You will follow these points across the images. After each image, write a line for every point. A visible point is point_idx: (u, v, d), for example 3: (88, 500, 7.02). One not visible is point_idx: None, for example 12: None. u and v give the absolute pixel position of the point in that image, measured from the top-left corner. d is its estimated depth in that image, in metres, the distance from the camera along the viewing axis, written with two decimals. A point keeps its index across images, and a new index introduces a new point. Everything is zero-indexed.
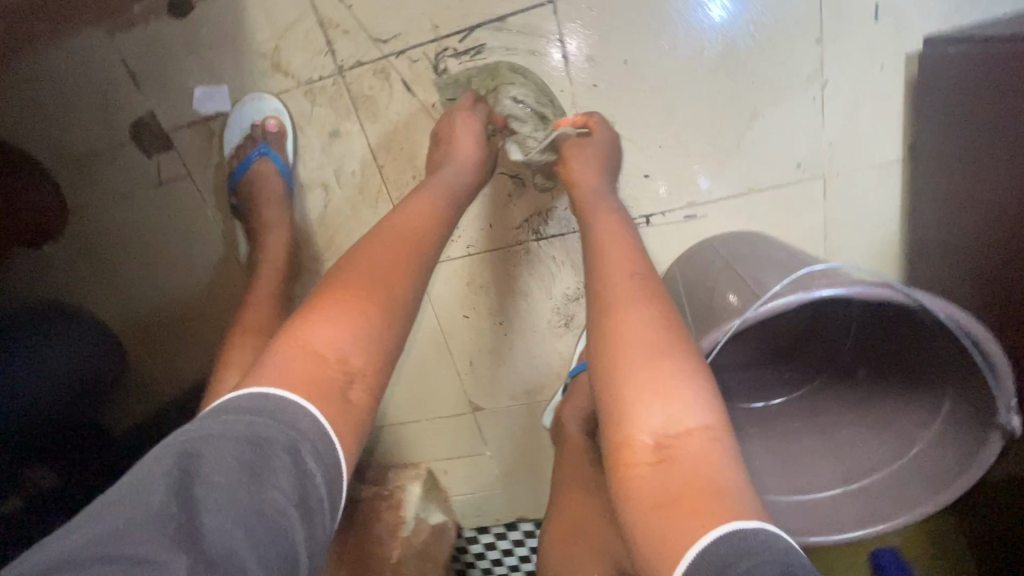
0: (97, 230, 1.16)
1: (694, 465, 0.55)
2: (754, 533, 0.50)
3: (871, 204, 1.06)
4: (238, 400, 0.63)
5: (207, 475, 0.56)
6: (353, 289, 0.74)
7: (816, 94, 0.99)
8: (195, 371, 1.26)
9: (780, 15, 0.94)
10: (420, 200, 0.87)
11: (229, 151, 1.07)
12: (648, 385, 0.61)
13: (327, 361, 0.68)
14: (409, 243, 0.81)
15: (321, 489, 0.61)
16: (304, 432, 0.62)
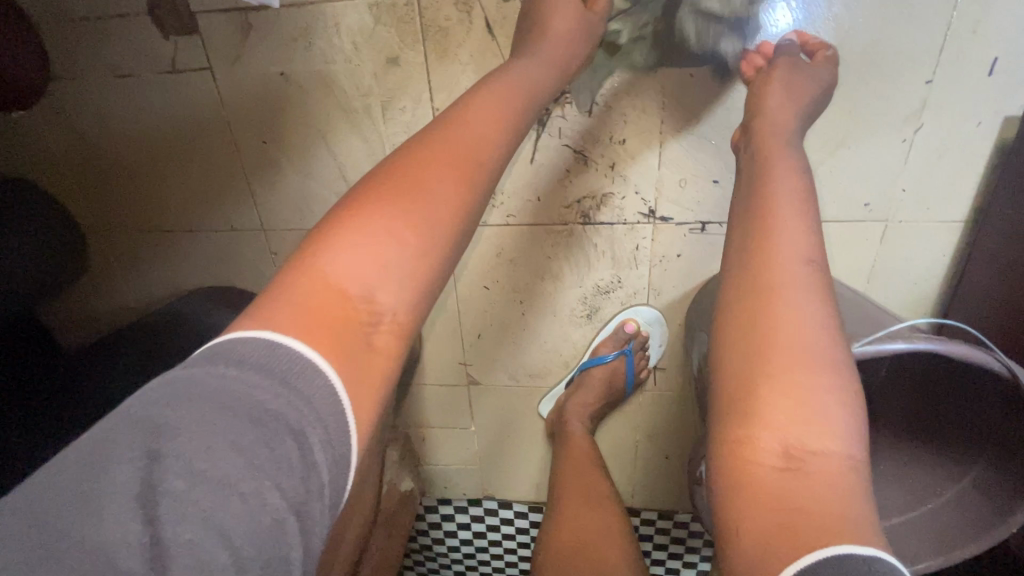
0: (76, 104, 0.98)
1: (825, 493, 0.49)
2: (867, 560, 0.45)
3: (927, 258, 0.91)
4: (246, 344, 0.49)
5: (189, 441, 0.42)
6: (377, 215, 0.60)
7: (907, 137, 0.83)
8: (167, 284, 1.16)
9: (921, 36, 0.76)
10: (453, 121, 0.68)
11: (264, 54, 0.90)
12: (786, 403, 0.53)
13: (352, 300, 0.56)
14: (447, 163, 0.65)
15: (325, 488, 0.48)
16: (316, 411, 0.49)
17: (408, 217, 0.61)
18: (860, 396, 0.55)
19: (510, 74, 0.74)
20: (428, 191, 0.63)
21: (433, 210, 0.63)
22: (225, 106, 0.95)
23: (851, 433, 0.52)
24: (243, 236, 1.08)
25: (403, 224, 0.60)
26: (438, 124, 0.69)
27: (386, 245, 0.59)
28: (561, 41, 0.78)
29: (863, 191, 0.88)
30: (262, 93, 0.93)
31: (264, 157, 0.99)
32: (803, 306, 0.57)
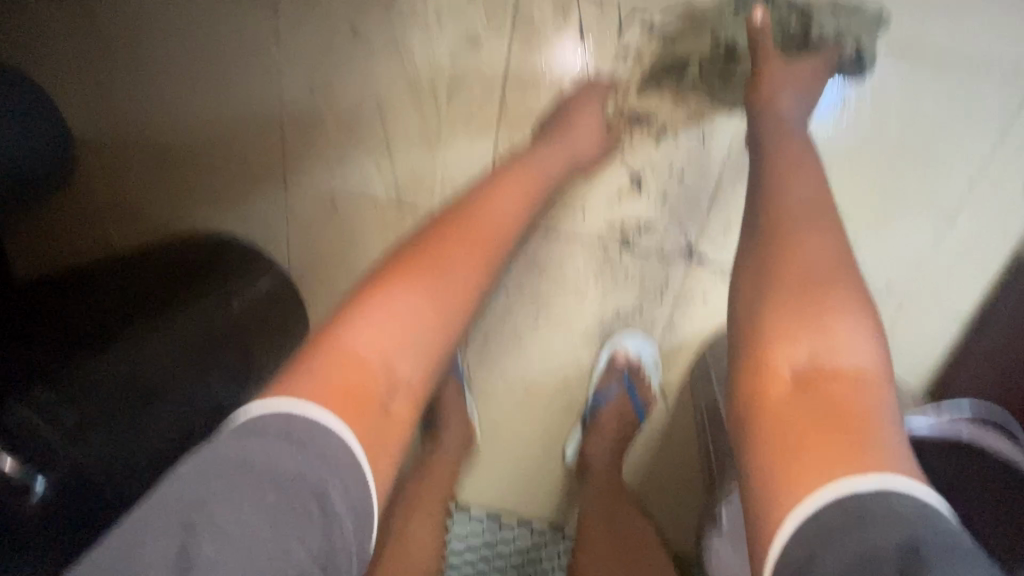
0: (116, 6, 0.91)
1: (836, 416, 0.45)
2: (876, 498, 0.40)
3: (929, 345, 0.96)
4: (263, 420, 0.48)
5: (219, 507, 0.43)
6: (399, 294, 0.60)
7: (941, 228, 0.88)
8: (157, 223, 1.04)
9: (972, 142, 0.83)
10: (476, 209, 0.71)
11: (343, 2, 0.86)
12: (793, 342, 0.50)
13: (371, 373, 0.55)
14: (466, 246, 0.67)
15: (350, 542, 0.47)
16: (337, 472, 0.48)
17: (429, 294, 0.61)
18: (871, 312, 0.51)
19: (534, 166, 0.77)
20: (450, 273, 0.64)
21: (452, 293, 0.64)
22: (280, 48, 0.89)
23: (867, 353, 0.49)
24: (259, 187, 0.99)
25: (425, 302, 0.61)
26: (456, 211, 0.70)
27: (407, 322, 0.59)
28: (586, 133, 0.82)
29: (888, 270, 0.91)
30: (328, 42, 0.88)
31: (306, 112, 0.93)
32: (822, 257, 0.54)
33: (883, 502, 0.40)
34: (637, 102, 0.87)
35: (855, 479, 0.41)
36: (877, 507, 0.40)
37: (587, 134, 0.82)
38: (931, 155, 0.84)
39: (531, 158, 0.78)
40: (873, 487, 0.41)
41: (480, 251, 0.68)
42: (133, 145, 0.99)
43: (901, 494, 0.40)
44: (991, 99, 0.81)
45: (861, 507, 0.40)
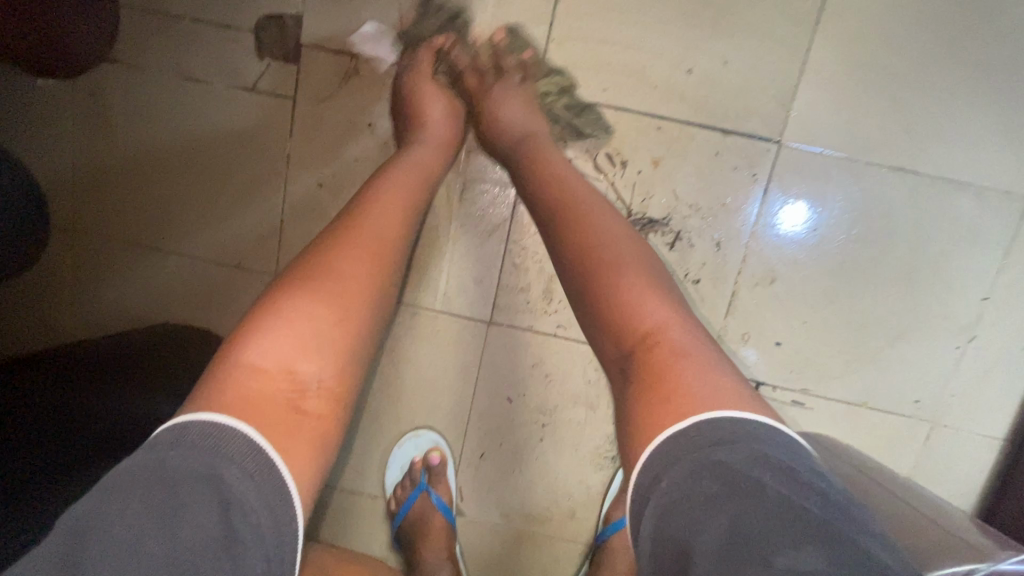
0: (118, 95, 0.88)
1: (650, 384, 0.47)
2: (688, 434, 0.42)
3: (966, 470, 0.89)
4: (159, 432, 0.43)
5: (106, 510, 0.38)
6: (294, 290, 0.51)
7: (960, 345, 0.85)
8: (129, 314, 0.95)
9: (981, 260, 0.83)
10: (383, 196, 0.60)
11: (359, 101, 0.85)
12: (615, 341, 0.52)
13: (276, 380, 0.47)
14: (363, 233, 0.56)
15: (258, 514, 0.40)
16: (231, 457, 0.41)
17: (329, 284, 0.52)
18: (645, 270, 0.55)
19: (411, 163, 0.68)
20: (353, 258, 0.54)
21: (362, 278, 0.54)
22: (291, 141, 0.87)
23: (658, 305, 0.52)
24: (247, 278, 0.92)
25: (319, 295, 0.51)
26: (355, 202, 0.60)
27: (310, 316, 0.50)
28: (437, 123, 0.76)
29: (913, 388, 0.87)
30: (340, 138, 0.87)
31: (314, 203, 0.89)
32: (615, 245, 0.57)
33: (686, 452, 0.42)
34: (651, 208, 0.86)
35: (663, 440, 0.43)
36: (681, 459, 0.42)
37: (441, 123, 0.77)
38: (943, 272, 0.84)
39: (410, 155, 0.70)
40: (676, 445, 0.42)
41: (385, 245, 0.57)
42: (109, 226, 0.92)
43: (700, 431, 0.42)
44: (996, 219, 0.82)
45: (669, 464, 0.42)
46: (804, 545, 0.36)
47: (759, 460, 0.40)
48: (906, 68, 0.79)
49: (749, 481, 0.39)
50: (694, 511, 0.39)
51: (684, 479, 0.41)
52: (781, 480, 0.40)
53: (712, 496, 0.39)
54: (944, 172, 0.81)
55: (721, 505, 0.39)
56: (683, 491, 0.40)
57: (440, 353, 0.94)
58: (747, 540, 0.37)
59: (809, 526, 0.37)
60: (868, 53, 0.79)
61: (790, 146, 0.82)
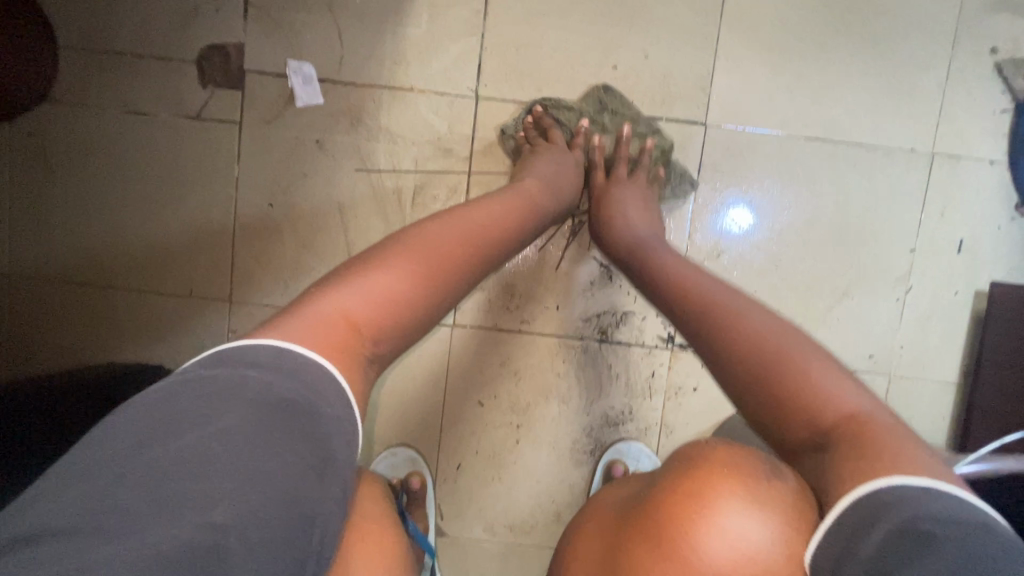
0: (60, 134, 0.88)
1: (861, 431, 0.45)
2: (956, 501, 0.40)
3: (925, 417, 0.92)
4: (248, 349, 0.46)
5: (210, 422, 0.41)
6: (397, 269, 0.55)
7: (899, 296, 0.90)
8: (75, 357, 0.90)
9: (902, 214, 0.89)
10: (459, 215, 0.64)
11: (305, 118, 0.87)
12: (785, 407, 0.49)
13: (357, 333, 0.51)
14: (461, 235, 0.62)
15: (340, 447, 0.45)
16: (324, 395, 0.46)
17: (408, 282, 0.55)
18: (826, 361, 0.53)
19: (520, 189, 0.73)
20: (423, 273, 0.56)
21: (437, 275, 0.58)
22: (239, 164, 0.88)
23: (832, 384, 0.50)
24: (201, 307, 0.90)
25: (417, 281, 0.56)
26: (429, 221, 0.63)
27: (393, 296, 0.54)
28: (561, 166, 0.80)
29: (865, 343, 0.91)
30: (289, 157, 0.88)
31: (265, 222, 0.89)
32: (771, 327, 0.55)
33: (937, 494, 0.40)
34: None
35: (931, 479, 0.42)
36: (924, 495, 0.40)
37: (563, 174, 0.80)
38: (868, 231, 0.89)
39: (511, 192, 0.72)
40: (917, 481, 0.41)
41: (451, 263, 0.59)
42: (47, 264, 0.89)
43: (965, 503, 0.40)
44: (909, 175, 0.89)
45: (924, 493, 0.40)
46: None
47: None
48: (803, 49, 0.88)
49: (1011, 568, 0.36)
50: (941, 539, 0.37)
51: (937, 510, 0.39)
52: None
53: (964, 545, 0.37)
54: (853, 136, 0.89)
55: (981, 560, 0.36)
56: (944, 519, 0.38)
57: (406, 362, 0.93)
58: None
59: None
60: (769, 39, 0.87)
61: (715, 126, 0.88)
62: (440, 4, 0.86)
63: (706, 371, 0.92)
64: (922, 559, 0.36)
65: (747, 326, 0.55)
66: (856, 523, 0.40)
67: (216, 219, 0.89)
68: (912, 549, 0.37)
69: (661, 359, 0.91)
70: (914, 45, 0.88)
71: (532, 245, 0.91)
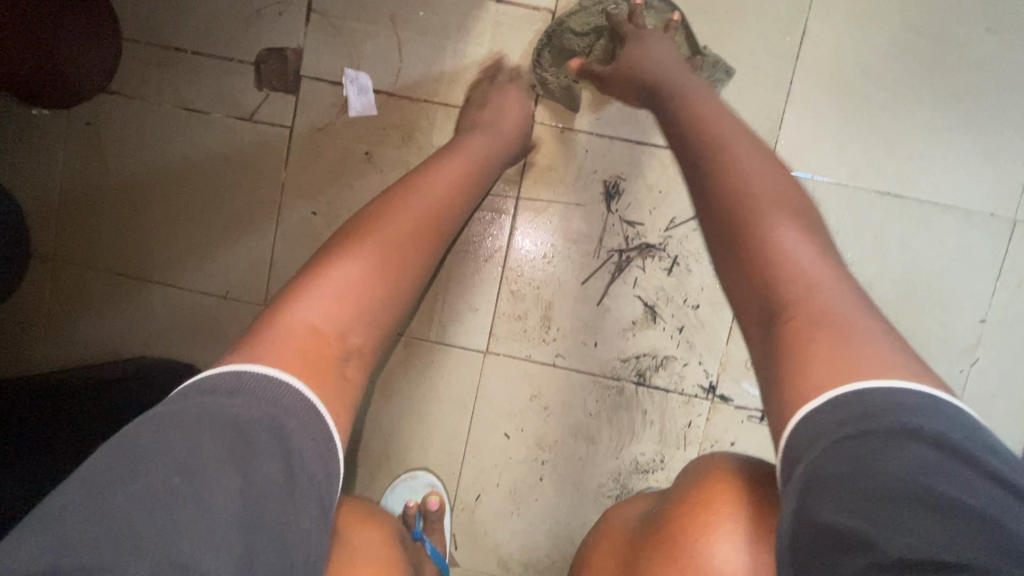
0: (114, 124, 0.88)
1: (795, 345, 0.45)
2: (866, 397, 0.39)
3: None
4: (208, 378, 0.44)
5: (169, 451, 0.39)
6: (351, 262, 0.53)
7: (964, 367, 0.84)
8: (105, 348, 0.90)
9: (976, 280, 0.83)
10: (413, 188, 0.61)
11: (358, 129, 0.86)
12: (767, 283, 0.49)
13: (321, 334, 0.49)
14: (419, 211, 0.59)
15: (312, 462, 0.42)
16: (291, 409, 0.43)
17: (369, 255, 0.54)
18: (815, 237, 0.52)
19: (473, 151, 0.70)
20: (391, 245, 0.55)
21: (398, 263, 0.56)
22: (286, 169, 0.87)
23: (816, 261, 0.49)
24: (233, 309, 0.89)
25: (377, 269, 0.54)
26: (385, 194, 0.62)
27: (356, 288, 0.52)
28: (506, 122, 0.78)
29: None
30: (338, 165, 0.86)
31: (306, 231, 0.87)
32: (771, 191, 0.55)
33: (836, 413, 0.40)
34: (649, 234, 0.86)
35: (836, 387, 0.41)
36: (830, 423, 0.40)
37: (508, 117, 0.78)
38: (936, 297, 0.84)
39: (455, 150, 0.70)
40: (825, 402, 0.41)
41: (412, 246, 0.57)
42: (90, 253, 0.89)
43: (872, 398, 0.39)
44: (988, 239, 0.83)
45: (818, 419, 0.40)
46: (975, 547, 0.34)
47: (916, 435, 0.37)
48: (883, 98, 0.82)
49: (900, 463, 0.37)
50: (826, 483, 0.38)
51: (833, 439, 0.39)
52: (951, 471, 0.36)
53: (860, 471, 0.37)
54: (930, 194, 0.83)
55: (861, 482, 0.37)
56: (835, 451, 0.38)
57: (434, 385, 0.90)
58: (902, 528, 0.35)
59: (977, 524, 0.34)
60: (847, 84, 0.83)
61: None
62: (504, 26, 0.84)
63: (746, 426, 0.87)
64: (819, 510, 0.37)
65: (733, 201, 0.54)
66: (785, 486, 0.41)
67: (256, 221, 0.88)
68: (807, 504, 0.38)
69: (698, 408, 0.87)
70: (1006, 102, 0.82)
71: (575, 278, 0.87)
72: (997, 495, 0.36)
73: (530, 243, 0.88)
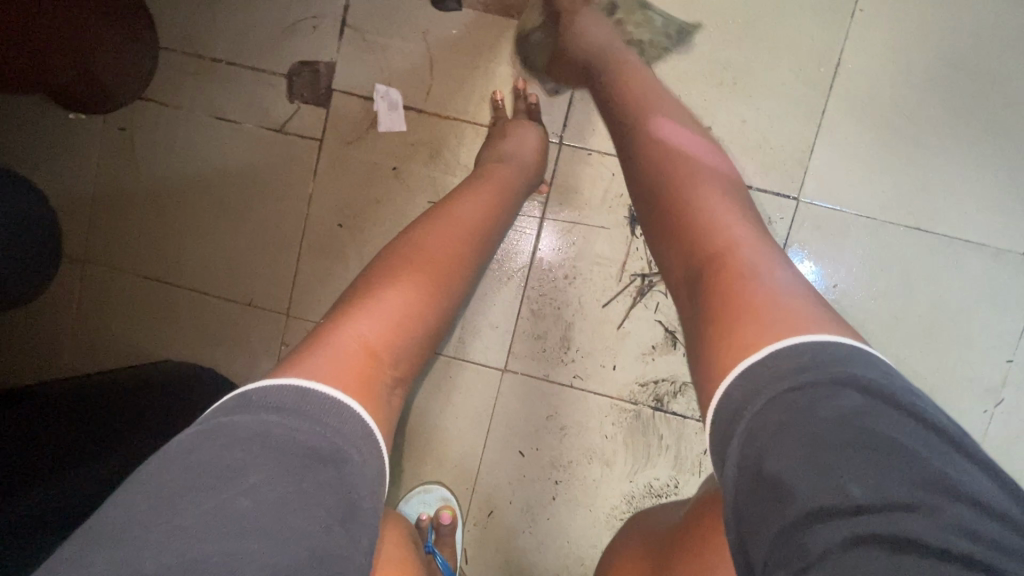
0: (148, 130, 0.89)
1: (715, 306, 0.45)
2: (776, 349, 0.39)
3: None
4: (269, 392, 0.42)
5: (238, 476, 0.37)
6: (401, 284, 0.53)
7: (987, 407, 0.83)
8: (130, 349, 0.91)
9: (1004, 319, 0.82)
10: (450, 212, 0.62)
11: (388, 144, 0.86)
12: (689, 250, 0.51)
13: (376, 356, 0.49)
14: (460, 237, 0.60)
15: (368, 499, 0.41)
16: (351, 439, 0.42)
17: (421, 277, 0.55)
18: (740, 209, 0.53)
19: (500, 177, 0.71)
20: (439, 271, 0.56)
21: (443, 288, 0.56)
22: (316, 181, 0.88)
23: (740, 229, 0.51)
24: (256, 315, 0.90)
25: (426, 293, 0.54)
26: (426, 218, 0.62)
27: (409, 313, 0.52)
28: (528, 144, 0.77)
29: None
30: (366, 179, 0.87)
31: (333, 243, 0.88)
32: (703, 171, 0.57)
33: (767, 375, 0.38)
34: None
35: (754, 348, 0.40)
36: (763, 383, 0.37)
37: (531, 141, 0.78)
38: (963, 335, 0.83)
39: (487, 175, 0.71)
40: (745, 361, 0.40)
41: (454, 271, 0.58)
42: (120, 255, 0.91)
43: (783, 352, 0.38)
44: (1019, 279, 0.82)
45: (752, 384, 0.38)
46: (907, 484, 0.31)
47: (839, 383, 0.35)
48: (915, 132, 0.82)
49: (823, 411, 0.34)
50: (762, 446, 0.35)
51: (762, 401, 0.37)
52: (876, 410, 0.34)
53: (790, 426, 0.34)
54: (960, 230, 0.82)
55: (792, 437, 0.34)
56: (766, 411, 0.36)
57: (450, 400, 0.90)
58: (839, 473, 0.32)
59: (902, 457, 0.32)
60: (881, 117, 0.82)
61: (809, 203, 0.83)
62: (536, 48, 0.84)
63: None
64: (761, 476, 0.34)
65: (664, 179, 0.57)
66: (723, 454, 0.38)
67: (289, 230, 0.89)
68: (749, 472, 0.35)
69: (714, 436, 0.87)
70: None
71: (597, 300, 0.87)
72: (924, 434, 0.34)
73: (551, 262, 0.88)
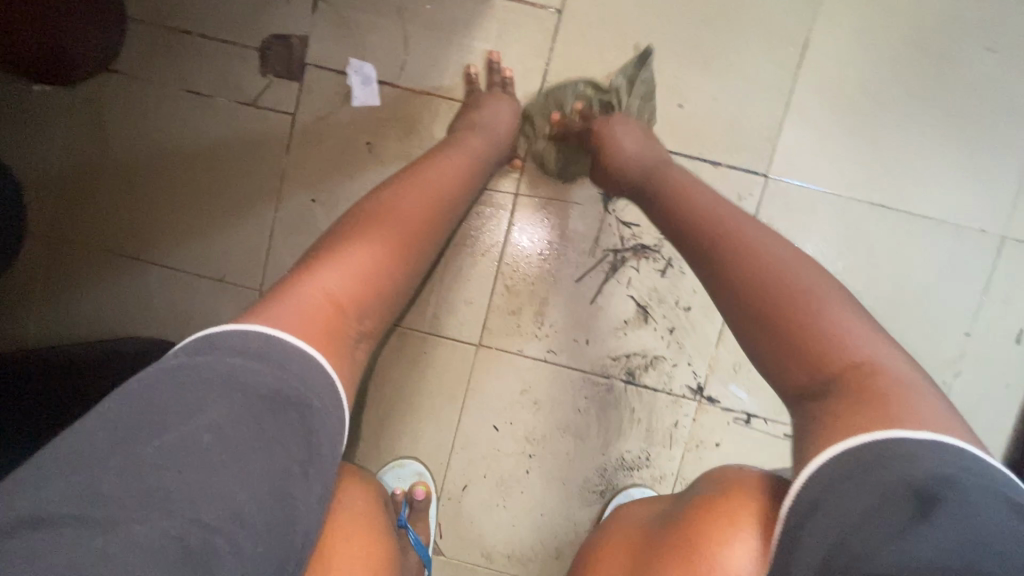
0: (116, 102, 0.88)
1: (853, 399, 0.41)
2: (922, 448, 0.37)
3: None
4: (232, 334, 0.42)
5: (197, 412, 0.38)
6: (366, 241, 0.54)
7: (945, 379, 0.86)
8: (98, 324, 0.90)
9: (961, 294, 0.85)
10: (419, 176, 0.62)
11: (362, 120, 0.86)
12: (797, 345, 0.46)
13: (339, 307, 0.49)
14: (427, 199, 0.60)
15: (328, 443, 0.42)
16: (314, 386, 0.42)
17: (387, 237, 0.55)
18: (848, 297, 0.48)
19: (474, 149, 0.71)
20: (405, 231, 0.57)
21: (409, 248, 0.57)
22: (289, 155, 0.87)
23: (861, 325, 0.45)
24: (228, 291, 0.89)
25: (391, 251, 0.55)
26: (399, 182, 0.62)
27: (373, 269, 0.53)
28: (503, 120, 0.78)
29: None
30: (340, 154, 0.87)
31: (307, 217, 0.88)
32: (782, 253, 0.52)
33: (918, 448, 0.37)
34: (644, 236, 0.87)
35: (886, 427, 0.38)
36: (910, 456, 0.37)
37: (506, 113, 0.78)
38: (922, 308, 0.85)
39: (459, 143, 0.71)
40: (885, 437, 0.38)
41: (422, 232, 0.58)
42: (87, 229, 0.90)
43: (926, 448, 0.37)
44: (975, 254, 0.85)
45: (886, 447, 0.37)
46: None
47: (998, 494, 0.35)
48: (880, 112, 0.84)
49: (971, 501, 0.34)
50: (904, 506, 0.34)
51: (911, 474, 0.36)
52: None
53: (944, 504, 0.34)
54: (921, 207, 0.84)
55: (943, 514, 0.33)
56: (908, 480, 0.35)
57: (425, 376, 0.91)
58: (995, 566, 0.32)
59: None
60: (847, 96, 0.84)
61: (777, 180, 0.85)
62: (510, 25, 0.85)
63: (731, 428, 0.89)
64: (897, 531, 0.33)
65: (747, 262, 0.52)
66: (841, 494, 0.37)
67: (261, 202, 0.88)
68: (878, 520, 0.34)
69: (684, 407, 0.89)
70: (999, 124, 0.83)
71: (571, 276, 0.88)
72: None
73: (525, 238, 0.89)
